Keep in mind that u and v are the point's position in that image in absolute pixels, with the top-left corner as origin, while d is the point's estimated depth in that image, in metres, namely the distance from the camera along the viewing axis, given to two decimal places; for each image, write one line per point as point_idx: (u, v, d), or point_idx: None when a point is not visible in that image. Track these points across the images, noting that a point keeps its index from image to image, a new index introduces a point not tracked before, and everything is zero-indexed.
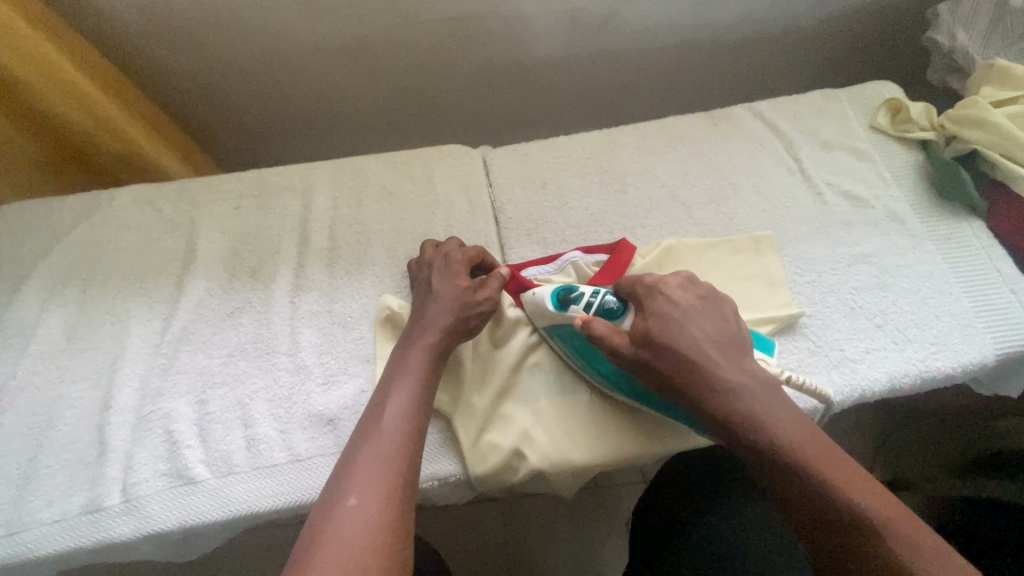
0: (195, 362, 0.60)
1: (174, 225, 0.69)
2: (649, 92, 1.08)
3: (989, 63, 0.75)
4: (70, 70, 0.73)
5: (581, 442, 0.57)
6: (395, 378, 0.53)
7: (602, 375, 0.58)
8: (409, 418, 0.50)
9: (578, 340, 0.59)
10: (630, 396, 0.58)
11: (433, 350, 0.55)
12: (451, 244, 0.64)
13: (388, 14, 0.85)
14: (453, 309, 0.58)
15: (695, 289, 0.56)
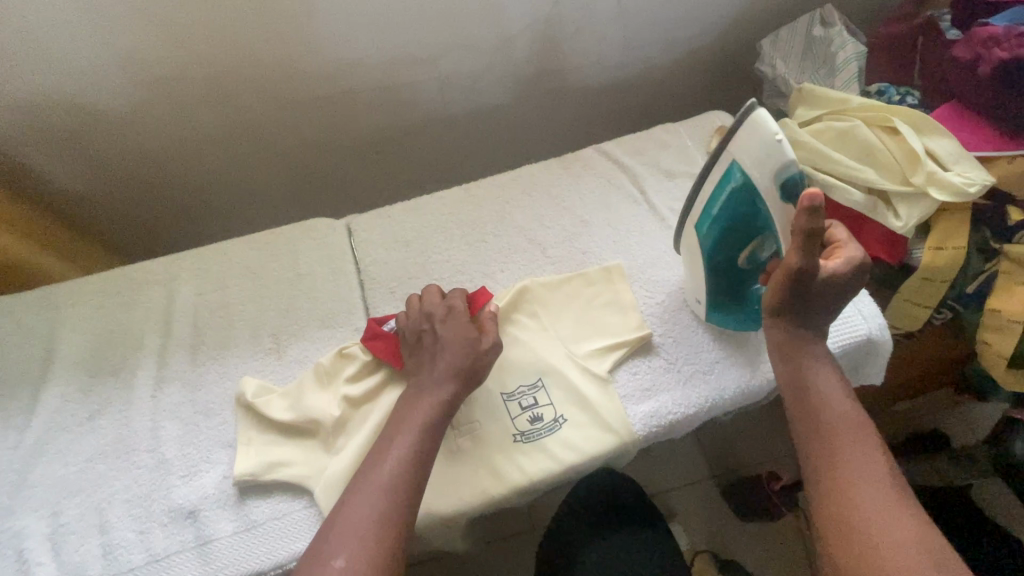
0: (49, 473, 0.60)
1: (32, 333, 0.68)
2: (529, 139, 1.14)
3: (799, 88, 0.84)
4: None
5: (445, 496, 0.59)
6: (401, 419, 0.55)
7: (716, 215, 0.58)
8: (418, 447, 0.53)
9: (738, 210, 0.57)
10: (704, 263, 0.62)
11: (444, 404, 0.56)
12: (432, 294, 0.64)
13: (260, 99, 0.90)
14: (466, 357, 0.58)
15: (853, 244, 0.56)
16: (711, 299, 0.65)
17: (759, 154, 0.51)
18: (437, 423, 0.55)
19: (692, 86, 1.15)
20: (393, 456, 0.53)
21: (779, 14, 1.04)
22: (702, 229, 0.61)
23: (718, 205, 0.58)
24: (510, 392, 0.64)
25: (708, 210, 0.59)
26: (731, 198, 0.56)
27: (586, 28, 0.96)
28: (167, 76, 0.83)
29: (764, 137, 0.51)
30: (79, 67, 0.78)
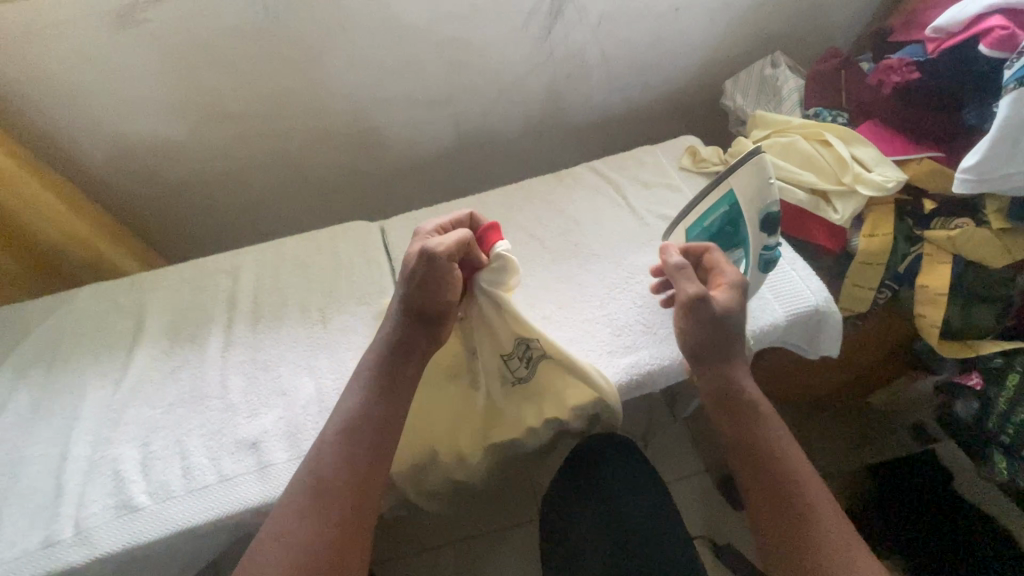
0: (141, 414, 0.73)
1: (125, 310, 0.84)
2: (529, 165, 1.34)
3: (753, 115, 1.02)
4: (46, 196, 0.88)
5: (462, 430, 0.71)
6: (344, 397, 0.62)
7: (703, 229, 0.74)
8: (342, 438, 0.58)
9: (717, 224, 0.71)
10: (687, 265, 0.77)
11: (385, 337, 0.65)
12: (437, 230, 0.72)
13: (308, 132, 1.10)
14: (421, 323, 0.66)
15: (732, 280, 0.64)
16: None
17: (751, 192, 0.65)
18: (370, 375, 0.63)
19: (669, 121, 1.34)
20: (330, 429, 0.59)
21: (738, 62, 1.25)
22: (694, 230, 0.75)
23: (711, 218, 0.72)
24: (508, 354, 0.73)
25: (702, 217, 0.73)
26: (721, 215, 0.70)
27: (575, 74, 1.16)
28: (239, 112, 1.03)
29: (761, 178, 0.64)
30: (174, 107, 0.98)
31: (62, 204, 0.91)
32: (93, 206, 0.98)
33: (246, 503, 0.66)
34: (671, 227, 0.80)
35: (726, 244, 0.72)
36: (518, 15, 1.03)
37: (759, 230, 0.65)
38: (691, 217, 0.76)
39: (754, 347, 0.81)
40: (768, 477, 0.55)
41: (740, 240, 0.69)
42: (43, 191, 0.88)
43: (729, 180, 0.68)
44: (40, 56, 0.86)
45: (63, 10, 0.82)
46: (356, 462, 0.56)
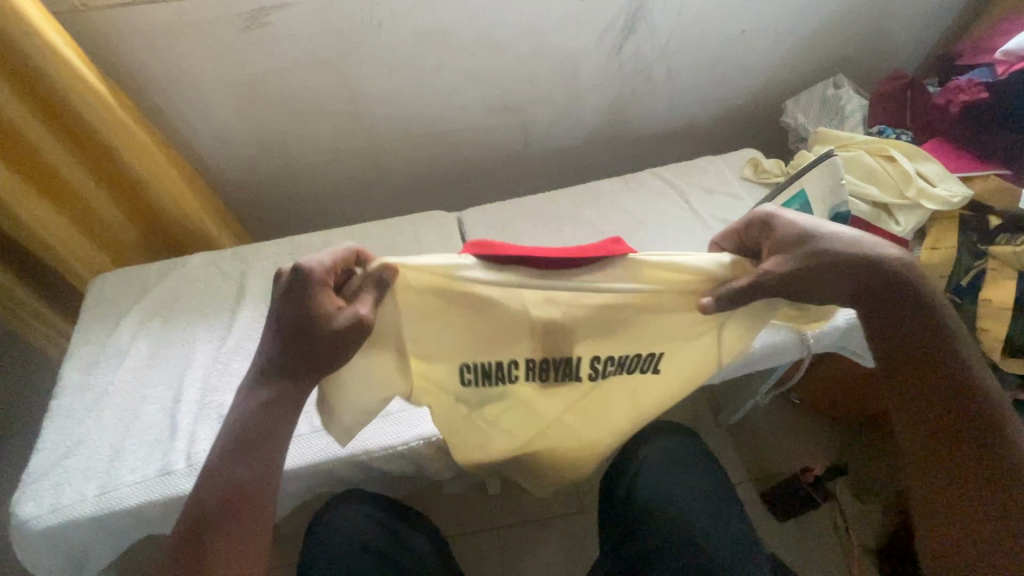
0: (243, 367, 0.81)
1: (230, 276, 0.93)
2: (588, 172, 1.41)
3: (816, 131, 1.06)
4: (168, 172, 0.99)
5: None
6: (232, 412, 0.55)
7: None
8: (216, 462, 0.52)
9: None
10: None
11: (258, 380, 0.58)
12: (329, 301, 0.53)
13: (392, 131, 1.20)
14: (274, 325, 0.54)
15: (800, 250, 0.56)
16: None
17: (824, 189, 0.69)
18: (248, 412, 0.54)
19: (725, 137, 1.39)
20: (219, 443, 0.54)
21: (798, 83, 1.30)
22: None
23: None
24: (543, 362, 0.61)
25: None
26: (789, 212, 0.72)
27: (641, 89, 1.23)
28: (334, 109, 1.14)
29: (834, 176, 0.69)
30: (278, 101, 1.09)
31: (186, 185, 1.04)
32: (205, 188, 1.10)
33: (334, 453, 0.73)
34: None
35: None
36: (594, 31, 1.10)
37: (829, 226, 0.69)
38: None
39: (812, 348, 0.84)
40: (971, 434, 0.53)
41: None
42: (173, 173, 1.00)
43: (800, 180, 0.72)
44: (177, 50, 0.98)
45: (203, 12, 0.94)
46: (210, 500, 0.51)
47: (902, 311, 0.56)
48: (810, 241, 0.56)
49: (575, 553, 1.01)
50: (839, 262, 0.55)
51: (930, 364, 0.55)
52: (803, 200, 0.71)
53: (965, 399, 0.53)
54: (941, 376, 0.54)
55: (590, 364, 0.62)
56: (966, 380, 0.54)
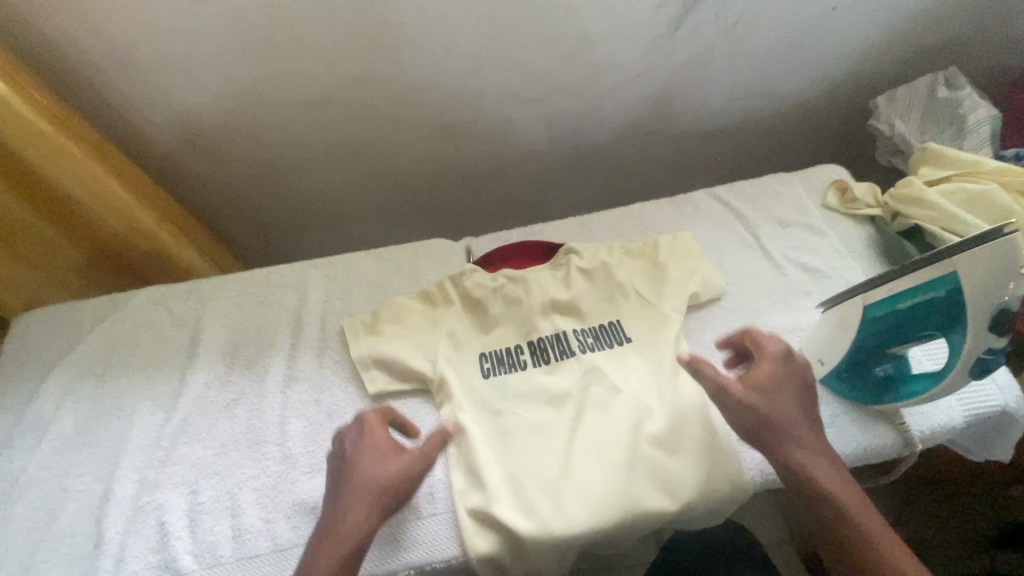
0: (191, 454, 0.64)
1: (182, 321, 0.75)
2: (623, 178, 1.19)
3: (923, 147, 0.84)
4: (103, 177, 0.80)
5: (579, 519, 0.59)
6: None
7: (884, 314, 0.56)
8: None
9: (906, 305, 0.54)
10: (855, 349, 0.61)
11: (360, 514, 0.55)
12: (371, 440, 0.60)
13: (389, 125, 0.99)
14: (370, 472, 0.57)
15: (757, 411, 0.58)
16: (838, 366, 0.64)
17: (987, 278, 0.49)
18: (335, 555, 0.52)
19: (793, 140, 1.16)
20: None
21: (894, 75, 1.04)
22: (869, 312, 0.57)
23: (909, 300, 0.54)
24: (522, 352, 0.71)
25: (887, 299, 0.55)
26: (928, 301, 0.53)
27: (696, 78, 1.00)
28: (316, 96, 0.92)
29: (1007, 264, 0.48)
30: (245, 87, 0.89)
31: (133, 197, 0.85)
32: (159, 193, 0.91)
33: None
34: (830, 298, 0.64)
35: (915, 333, 0.56)
36: (644, 5, 0.86)
37: (986, 331, 0.50)
38: (868, 294, 0.57)
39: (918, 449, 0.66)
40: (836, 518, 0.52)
41: (951, 335, 0.53)
42: (112, 182, 0.81)
43: (950, 257, 0.50)
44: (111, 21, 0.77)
45: None
46: None
47: (834, 530, 0.52)
48: (773, 390, 0.59)
49: None
50: (784, 448, 0.56)
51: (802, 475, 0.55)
52: (949, 285, 0.51)
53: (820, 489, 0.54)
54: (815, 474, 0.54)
55: (573, 336, 0.72)
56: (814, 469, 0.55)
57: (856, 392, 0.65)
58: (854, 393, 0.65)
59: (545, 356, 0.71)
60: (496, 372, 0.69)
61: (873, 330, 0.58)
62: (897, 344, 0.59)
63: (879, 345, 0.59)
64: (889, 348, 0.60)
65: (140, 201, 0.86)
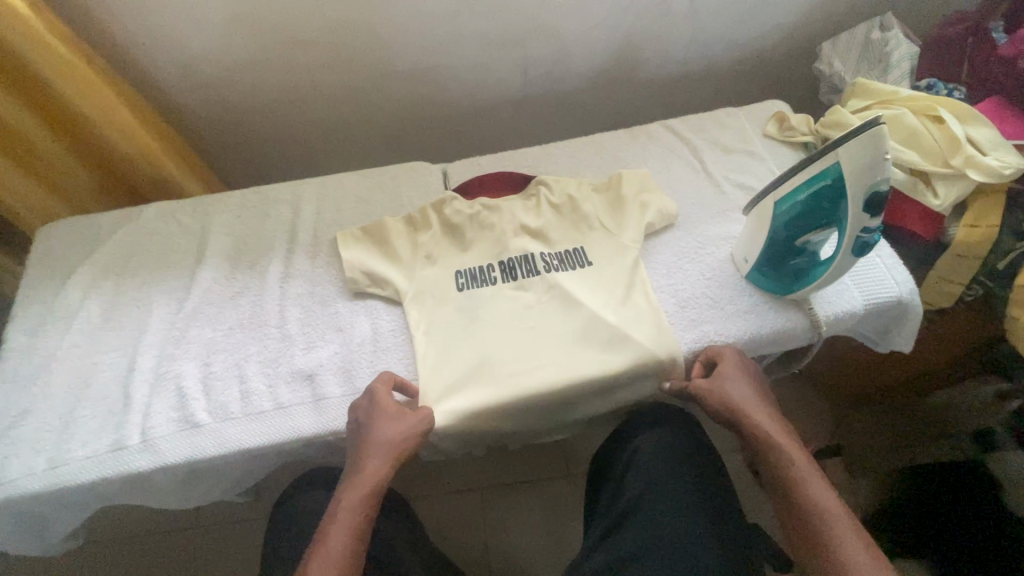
0: (203, 335, 0.75)
1: (189, 230, 0.84)
2: (593, 121, 1.29)
3: (853, 82, 0.94)
4: (112, 101, 0.88)
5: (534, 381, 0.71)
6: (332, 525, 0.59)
7: (789, 208, 0.67)
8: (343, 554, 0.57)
9: (805, 198, 0.65)
10: (772, 243, 0.72)
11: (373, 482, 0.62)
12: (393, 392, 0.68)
13: (374, 66, 1.07)
14: (392, 428, 0.64)
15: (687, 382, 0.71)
16: (758, 259, 0.75)
17: (859, 163, 0.58)
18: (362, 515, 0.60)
19: (750, 84, 1.25)
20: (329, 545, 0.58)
21: (842, 19, 1.13)
22: (779, 207, 0.69)
23: (804, 192, 0.65)
24: (490, 268, 0.80)
25: (792, 193, 0.66)
26: (819, 191, 0.63)
27: (658, 22, 1.08)
28: (306, 38, 1.00)
29: (874, 149, 0.57)
30: (240, 28, 0.96)
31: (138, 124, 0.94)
32: (161, 123, 0.99)
33: (300, 432, 0.68)
34: (753, 201, 0.75)
35: (814, 223, 0.67)
36: None
37: (861, 210, 0.60)
38: (778, 193, 0.69)
39: (823, 333, 0.77)
40: (788, 483, 0.62)
41: (838, 219, 0.64)
42: (122, 109, 0.90)
43: (836, 149, 0.60)
44: None
45: None
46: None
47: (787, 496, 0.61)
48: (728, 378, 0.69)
49: (561, 535, 1.04)
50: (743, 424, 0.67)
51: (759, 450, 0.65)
52: (834, 175, 0.61)
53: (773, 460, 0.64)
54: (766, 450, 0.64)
55: (541, 259, 0.80)
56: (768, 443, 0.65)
57: (774, 285, 0.76)
58: (776, 286, 0.76)
59: (512, 276, 0.80)
60: (470, 286, 0.78)
61: (782, 222, 0.69)
62: (802, 236, 0.70)
63: (789, 238, 0.71)
64: (797, 241, 0.71)
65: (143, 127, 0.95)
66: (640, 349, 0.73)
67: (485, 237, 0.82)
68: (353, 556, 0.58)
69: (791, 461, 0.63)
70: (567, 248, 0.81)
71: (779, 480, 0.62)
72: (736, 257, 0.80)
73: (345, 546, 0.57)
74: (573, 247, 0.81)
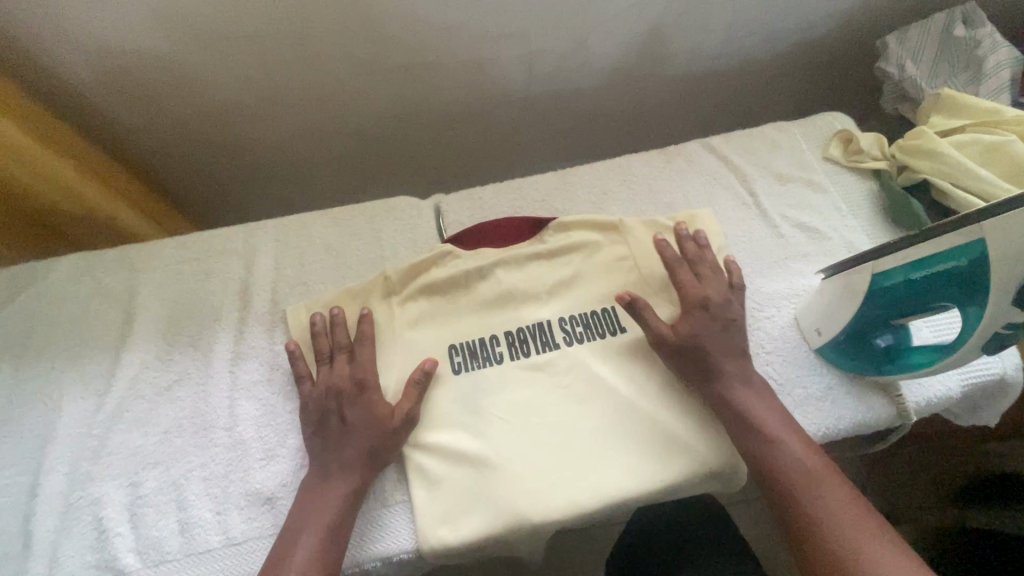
0: (129, 442, 0.58)
1: (112, 293, 0.66)
2: (607, 126, 1.10)
3: (936, 93, 0.76)
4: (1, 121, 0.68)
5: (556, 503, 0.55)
6: (304, 524, 0.51)
7: (890, 286, 0.51)
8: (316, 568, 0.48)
9: (918, 276, 0.49)
10: (859, 320, 0.56)
11: (356, 492, 0.54)
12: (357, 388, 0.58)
13: (345, 65, 0.87)
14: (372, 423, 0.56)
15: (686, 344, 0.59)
16: (836, 336, 0.59)
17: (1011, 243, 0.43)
18: (340, 522, 0.52)
19: (790, 84, 1.07)
20: (296, 559, 0.49)
21: (908, 9, 0.94)
22: (876, 282, 0.52)
23: (920, 271, 0.49)
24: (498, 339, 0.64)
25: (898, 269, 0.50)
26: (942, 271, 0.48)
27: (692, 12, 0.89)
28: (257, 31, 0.79)
29: None
30: (171, 20, 0.75)
31: (43, 148, 0.74)
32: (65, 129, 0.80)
33: None
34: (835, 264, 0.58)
35: (924, 305, 0.51)
36: None
37: (1007, 304, 0.44)
38: (878, 263, 0.52)
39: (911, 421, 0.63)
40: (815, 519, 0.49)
41: (965, 308, 0.48)
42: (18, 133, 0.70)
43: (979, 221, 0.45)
44: None
45: None
46: None
47: (820, 537, 0.48)
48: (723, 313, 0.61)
49: None
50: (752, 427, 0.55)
51: (768, 477, 0.53)
52: (976, 253, 0.45)
53: (793, 487, 0.51)
54: (783, 467, 0.52)
55: (561, 326, 0.64)
56: (784, 464, 0.52)
57: (855, 365, 0.60)
58: (856, 366, 0.60)
59: (525, 349, 0.63)
60: (471, 367, 0.62)
61: (876, 301, 0.53)
62: (901, 317, 0.54)
63: (883, 318, 0.55)
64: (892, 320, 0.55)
65: (48, 149, 0.75)
66: (692, 456, 0.57)
67: (490, 300, 0.65)
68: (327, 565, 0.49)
69: (818, 488, 0.50)
70: (593, 310, 0.65)
71: (816, 529, 0.49)
72: (804, 325, 0.64)
73: (314, 556, 0.49)
74: (602, 308, 0.65)
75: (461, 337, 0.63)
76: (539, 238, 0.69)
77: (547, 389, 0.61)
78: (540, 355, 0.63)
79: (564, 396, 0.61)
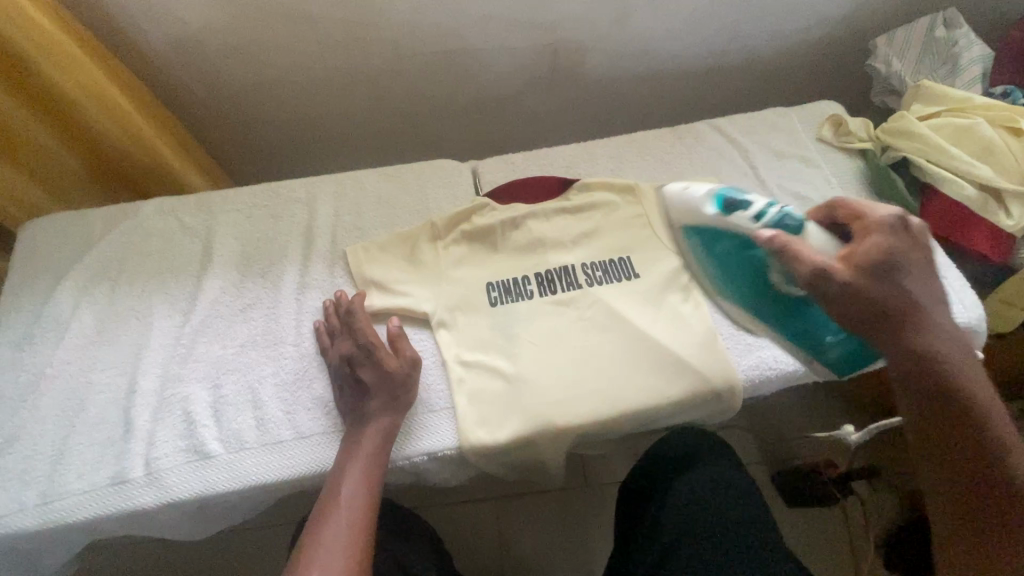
0: (211, 352, 0.67)
1: (193, 231, 0.76)
2: (621, 114, 1.20)
3: (916, 85, 0.86)
4: (100, 78, 0.78)
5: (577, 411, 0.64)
6: (350, 453, 0.59)
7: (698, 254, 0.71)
8: (364, 490, 0.57)
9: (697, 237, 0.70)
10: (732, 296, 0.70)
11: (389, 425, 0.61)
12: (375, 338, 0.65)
13: (390, 50, 0.98)
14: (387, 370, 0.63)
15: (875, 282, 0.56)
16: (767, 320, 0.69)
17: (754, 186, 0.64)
18: (380, 448, 0.60)
19: (790, 79, 1.17)
20: (347, 482, 0.57)
21: (897, 14, 1.05)
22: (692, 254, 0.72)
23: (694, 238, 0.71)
24: (527, 279, 0.73)
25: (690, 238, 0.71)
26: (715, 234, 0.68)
27: (703, 11, 0.99)
28: (316, 14, 0.90)
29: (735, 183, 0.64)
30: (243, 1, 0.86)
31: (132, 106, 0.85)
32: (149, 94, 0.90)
33: (325, 465, 0.61)
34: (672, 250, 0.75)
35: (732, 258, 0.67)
36: None
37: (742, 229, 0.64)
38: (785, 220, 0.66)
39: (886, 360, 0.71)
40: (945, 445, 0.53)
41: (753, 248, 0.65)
42: (116, 90, 0.81)
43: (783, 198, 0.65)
44: None
45: None
46: (368, 513, 0.56)
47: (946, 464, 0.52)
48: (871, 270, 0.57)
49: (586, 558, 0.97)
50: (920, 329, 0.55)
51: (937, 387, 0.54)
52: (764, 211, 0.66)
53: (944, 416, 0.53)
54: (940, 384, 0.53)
55: (583, 270, 0.74)
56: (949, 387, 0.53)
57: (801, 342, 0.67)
58: (797, 338, 0.67)
59: (551, 288, 0.72)
60: (504, 301, 0.71)
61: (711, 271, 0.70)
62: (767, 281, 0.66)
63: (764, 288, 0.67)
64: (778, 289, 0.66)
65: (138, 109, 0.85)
66: (696, 378, 0.66)
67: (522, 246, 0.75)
68: (372, 486, 0.58)
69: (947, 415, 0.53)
70: (611, 257, 0.74)
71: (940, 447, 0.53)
72: None
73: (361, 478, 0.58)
74: (619, 256, 0.74)
75: (497, 276, 0.73)
76: (563, 197, 0.79)
77: (571, 321, 0.70)
78: (564, 293, 0.72)
79: (586, 326, 0.70)
